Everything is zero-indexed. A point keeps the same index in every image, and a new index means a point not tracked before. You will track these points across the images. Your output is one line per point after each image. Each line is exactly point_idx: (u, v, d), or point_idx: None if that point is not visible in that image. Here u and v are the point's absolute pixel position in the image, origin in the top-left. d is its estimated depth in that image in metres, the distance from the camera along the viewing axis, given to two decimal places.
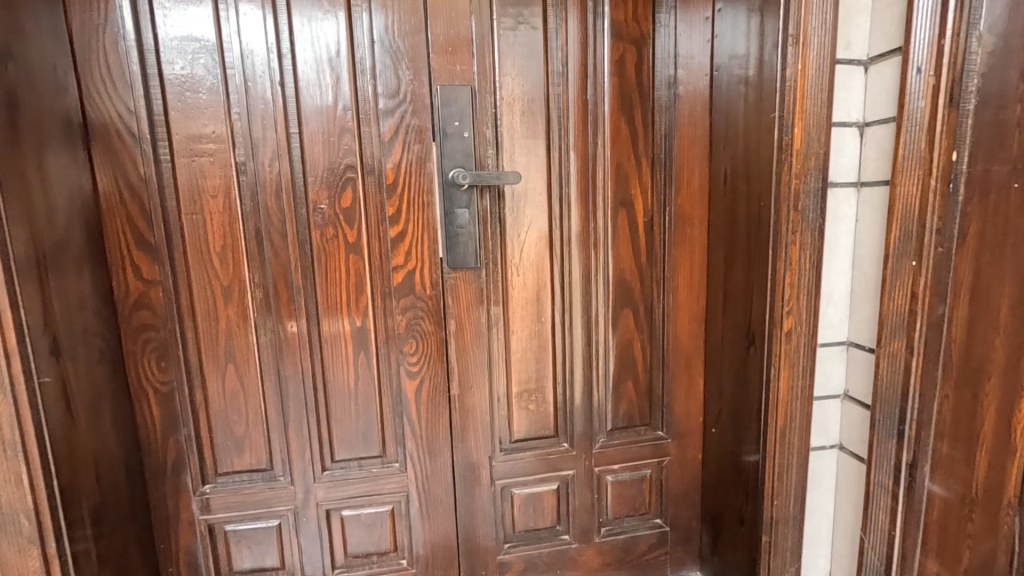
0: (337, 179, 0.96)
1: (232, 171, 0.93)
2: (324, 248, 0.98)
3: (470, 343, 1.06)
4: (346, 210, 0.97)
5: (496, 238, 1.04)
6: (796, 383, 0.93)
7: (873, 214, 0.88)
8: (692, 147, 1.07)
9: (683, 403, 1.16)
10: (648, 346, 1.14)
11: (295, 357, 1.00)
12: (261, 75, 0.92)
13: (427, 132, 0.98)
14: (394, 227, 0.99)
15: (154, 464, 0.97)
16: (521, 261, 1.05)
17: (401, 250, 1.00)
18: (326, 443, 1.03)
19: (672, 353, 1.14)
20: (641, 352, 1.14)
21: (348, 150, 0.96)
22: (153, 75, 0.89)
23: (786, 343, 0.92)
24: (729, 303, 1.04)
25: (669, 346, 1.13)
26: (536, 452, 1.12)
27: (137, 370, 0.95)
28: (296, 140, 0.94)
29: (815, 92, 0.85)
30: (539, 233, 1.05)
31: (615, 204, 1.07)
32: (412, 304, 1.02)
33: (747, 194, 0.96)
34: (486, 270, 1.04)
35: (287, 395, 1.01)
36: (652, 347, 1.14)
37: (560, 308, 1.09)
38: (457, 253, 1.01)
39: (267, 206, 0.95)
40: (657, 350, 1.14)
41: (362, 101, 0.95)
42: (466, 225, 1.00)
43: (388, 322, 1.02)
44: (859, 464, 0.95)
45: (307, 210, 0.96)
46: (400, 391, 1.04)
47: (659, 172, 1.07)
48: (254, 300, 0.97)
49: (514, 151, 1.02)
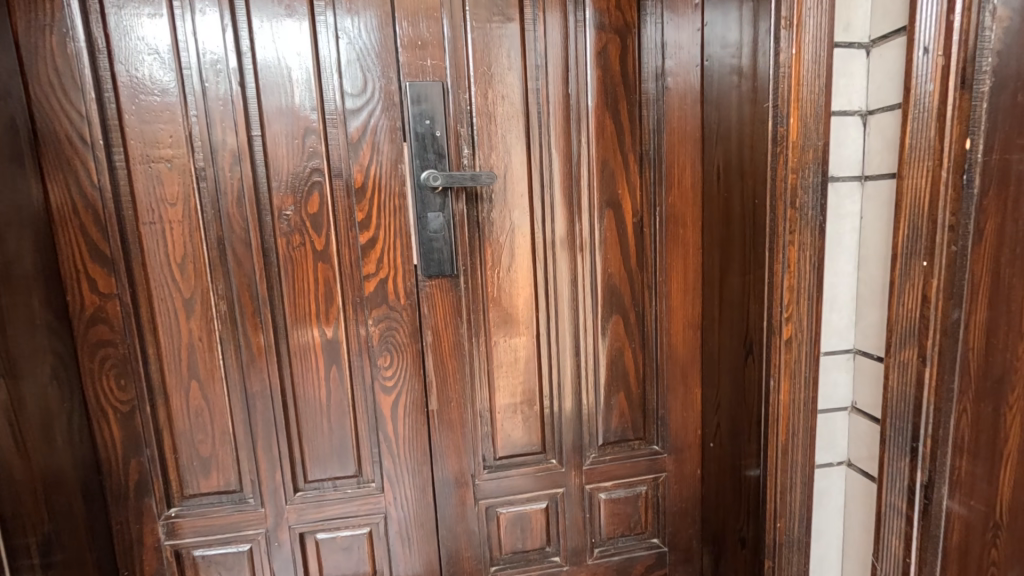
0: (303, 184, 0.91)
1: (191, 177, 0.88)
2: (291, 256, 0.92)
3: (449, 355, 0.99)
4: (313, 216, 0.92)
5: (474, 244, 0.97)
6: (798, 396, 0.86)
7: (879, 210, 0.80)
8: (683, 143, 1.01)
9: (679, 415, 1.09)
10: (639, 355, 1.07)
11: (262, 372, 0.94)
12: (220, 75, 0.87)
13: (398, 131, 0.92)
14: (364, 233, 0.93)
15: (115, 488, 0.92)
16: (503, 267, 0.99)
17: (372, 257, 0.94)
18: (297, 462, 0.98)
19: (665, 361, 1.07)
20: (631, 362, 1.07)
21: (313, 152, 0.91)
22: (105, 77, 0.84)
23: (786, 352, 0.84)
24: (725, 310, 0.98)
25: (662, 354, 1.07)
26: (522, 470, 1.06)
27: (95, 388, 0.89)
28: (258, 143, 0.89)
29: (812, 78, 0.78)
30: (521, 237, 0.99)
31: (602, 206, 1.00)
32: (386, 314, 0.96)
33: (740, 191, 0.89)
34: (464, 277, 0.98)
35: (255, 411, 0.95)
36: (642, 356, 1.07)
37: (545, 317, 1.02)
38: (431, 259, 0.94)
39: (229, 214, 0.90)
40: (648, 358, 1.07)
41: (328, 101, 0.90)
42: (442, 229, 0.94)
43: (361, 334, 0.96)
44: (870, 482, 0.87)
45: (272, 217, 0.91)
46: (375, 407, 0.98)
47: (648, 170, 1.01)
48: (218, 312, 0.92)
49: (492, 150, 0.96)
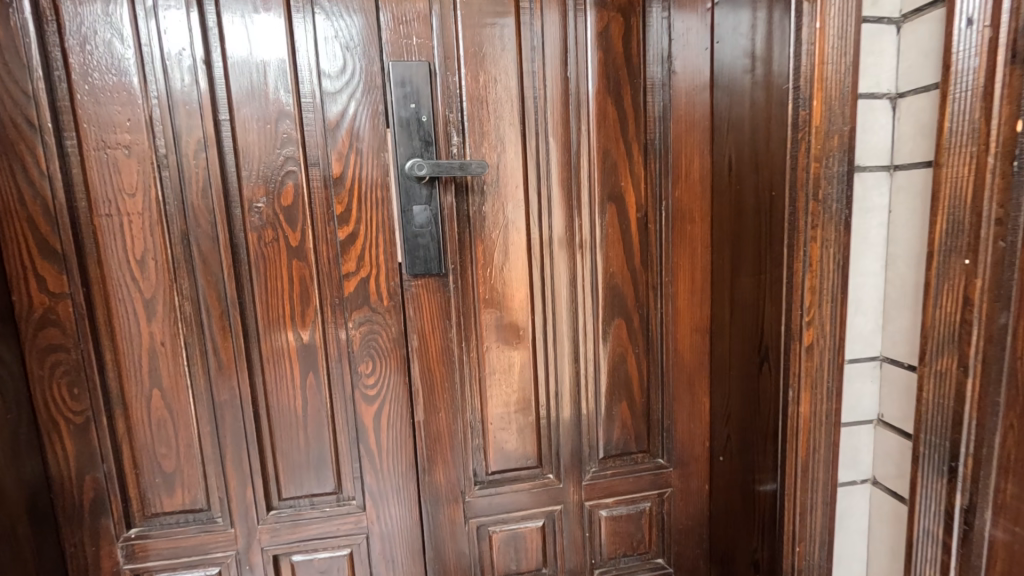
0: (276, 173, 0.83)
1: (152, 166, 0.80)
2: (263, 254, 0.84)
3: (436, 362, 0.91)
4: (287, 209, 0.84)
5: (464, 240, 0.89)
6: (819, 408, 0.78)
7: (912, 202, 0.72)
8: (691, 132, 0.93)
9: (685, 427, 1.01)
10: (642, 361, 0.99)
11: (231, 380, 0.86)
12: (183, 52, 0.79)
13: (380, 117, 0.85)
14: (344, 228, 0.85)
15: (68, 507, 0.84)
16: (496, 266, 0.91)
17: (352, 255, 0.86)
18: (271, 479, 0.90)
19: (670, 368, 0.99)
20: (634, 369, 0.99)
21: (287, 138, 0.83)
22: (55, 54, 0.76)
23: (806, 360, 0.76)
24: (737, 313, 0.90)
25: (667, 360, 0.99)
26: (516, 486, 0.97)
27: (45, 398, 0.81)
28: (226, 129, 0.81)
29: (837, 56, 0.71)
30: (515, 233, 0.91)
31: (603, 200, 0.92)
32: (368, 317, 0.88)
33: (755, 183, 0.82)
34: (453, 277, 0.90)
35: (223, 423, 0.87)
36: (645, 363, 0.99)
37: (541, 320, 0.94)
38: (415, 257, 0.86)
39: (193, 206, 0.81)
40: (651, 365, 0.99)
41: (304, 84, 0.82)
42: (428, 224, 0.85)
43: (340, 338, 0.88)
44: (898, 503, 0.79)
45: (242, 210, 0.83)
46: (356, 418, 0.90)
47: (653, 161, 0.93)
48: (183, 313, 0.84)
49: (484, 138, 0.88)
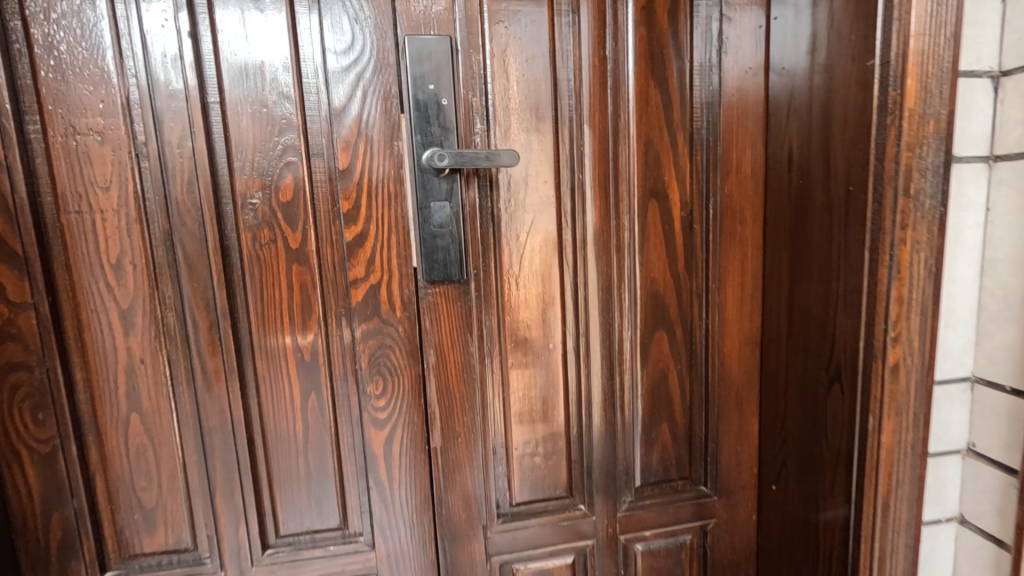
0: (273, 164, 0.72)
1: (129, 155, 0.69)
2: (258, 257, 0.73)
3: (455, 380, 0.80)
4: (286, 206, 0.73)
5: (488, 243, 0.78)
6: (904, 437, 0.67)
7: (1019, 199, 0.62)
8: (743, 120, 0.82)
9: (731, 450, 0.91)
10: (684, 378, 0.88)
11: (221, 402, 0.75)
12: (165, 23, 0.67)
13: (394, 100, 0.74)
14: (351, 229, 0.74)
15: (32, 549, 0.73)
16: (523, 272, 0.80)
17: (361, 259, 0.75)
18: (267, 514, 0.78)
19: (715, 385, 0.89)
20: (676, 386, 0.88)
21: (287, 124, 0.72)
22: (14, 23, 0.65)
23: (891, 382, 0.66)
24: (797, 325, 0.79)
25: (712, 377, 0.88)
26: (544, 518, 0.87)
27: (4, 424, 0.70)
28: (216, 113, 0.70)
29: (935, 26, 0.60)
30: (544, 235, 0.80)
31: (644, 196, 0.82)
32: (378, 329, 0.77)
33: (825, 177, 0.71)
34: (475, 284, 0.79)
35: (213, 451, 0.76)
36: (687, 380, 0.88)
37: (573, 333, 0.83)
38: (434, 261, 0.75)
39: (177, 202, 0.70)
40: (694, 381, 0.89)
41: (305, 61, 0.72)
42: (448, 223, 0.75)
43: (347, 353, 0.77)
44: (994, 546, 0.68)
45: (233, 206, 0.72)
46: (364, 444, 0.79)
47: (699, 152, 0.82)
48: (165, 325, 0.73)
49: (511, 126, 0.77)
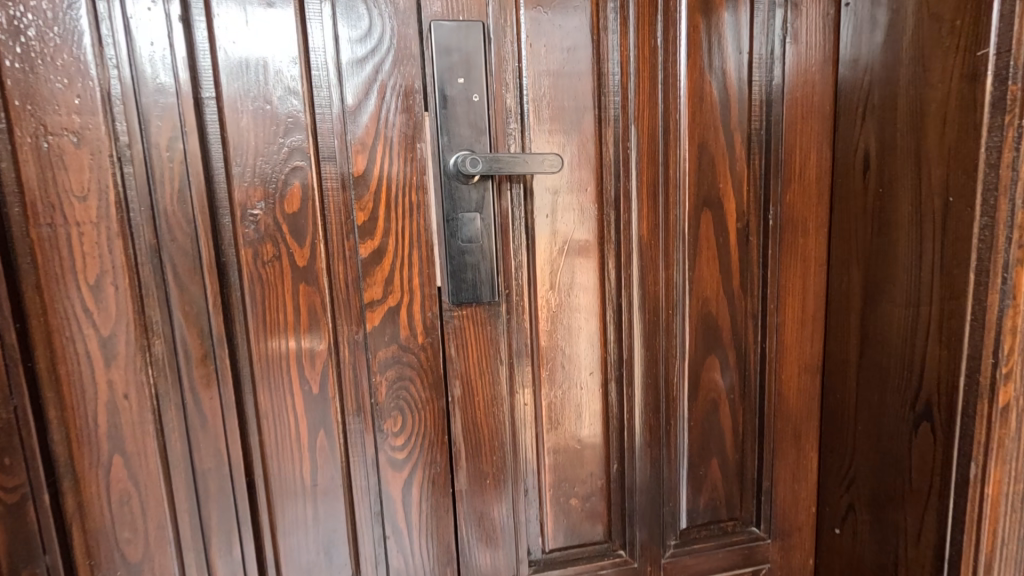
0: (278, 170, 0.62)
1: (110, 159, 0.59)
2: (261, 277, 0.64)
3: (483, 414, 0.71)
4: (292, 218, 0.63)
5: (521, 259, 0.69)
6: (1011, 488, 0.58)
7: None
8: (808, 119, 0.72)
9: (787, 489, 0.81)
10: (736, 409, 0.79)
11: (217, 443, 0.65)
12: (152, 4, 0.57)
13: (416, 97, 0.64)
14: (367, 244, 0.65)
15: None
16: (561, 291, 0.71)
17: (378, 278, 0.66)
18: (270, 568, 0.69)
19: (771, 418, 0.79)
20: (727, 418, 0.79)
21: (294, 124, 0.62)
22: None
23: (1000, 425, 0.57)
24: (872, 353, 0.70)
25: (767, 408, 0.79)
26: (580, 566, 0.77)
27: None
28: (212, 110, 0.61)
29: None
30: (585, 250, 0.71)
31: (696, 206, 0.72)
32: (397, 358, 0.67)
33: (915, 185, 0.62)
34: (506, 306, 0.69)
35: (208, 498, 0.66)
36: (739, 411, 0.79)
37: (616, 360, 0.74)
38: (461, 282, 0.66)
39: (166, 213, 0.60)
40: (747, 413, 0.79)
41: (315, 50, 0.62)
42: (478, 238, 0.66)
43: (361, 385, 0.67)
44: None
45: (232, 218, 0.62)
46: (381, 487, 0.70)
47: (759, 156, 0.73)
48: (153, 355, 0.63)
49: (548, 126, 0.68)
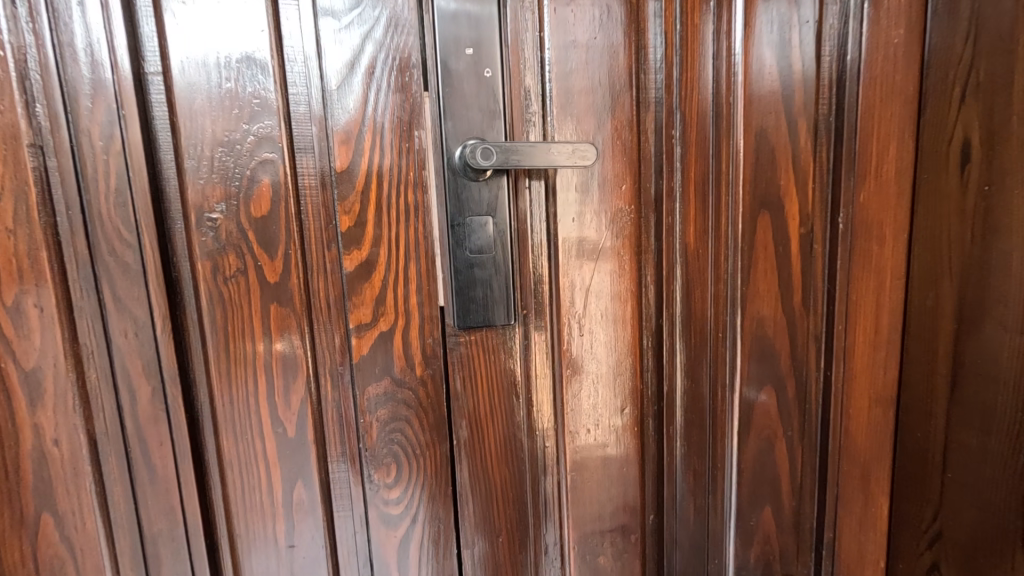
0: (241, 164, 0.50)
1: (28, 149, 0.46)
2: (223, 296, 0.52)
3: (496, 460, 0.59)
4: (261, 224, 0.51)
5: (541, 272, 0.57)
6: None
7: None
8: (887, 82, 0.52)
9: (854, 550, 0.59)
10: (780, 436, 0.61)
11: (171, 498, 0.53)
12: None
13: (414, 73, 0.52)
14: (352, 256, 0.52)
15: None
16: (589, 311, 0.59)
17: (366, 297, 0.53)
18: None
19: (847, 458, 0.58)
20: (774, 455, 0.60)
21: (262, 106, 0.50)
22: None
23: None
24: (972, 397, 0.52)
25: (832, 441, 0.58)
26: None
27: None
28: (158, 89, 0.49)
29: None
30: (617, 260, 0.59)
31: (750, 206, 0.58)
32: (390, 393, 0.55)
33: None
34: (523, 329, 0.57)
35: (160, 565, 0.54)
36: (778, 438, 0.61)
37: (654, 394, 0.63)
38: (470, 301, 0.53)
39: (103, 217, 0.48)
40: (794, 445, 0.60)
41: (287, 13, 0.49)
42: (489, 248, 0.53)
43: (347, 426, 0.55)
44: None
45: (185, 225, 0.50)
46: (371, 548, 0.58)
47: (827, 133, 0.54)
48: (88, 393, 0.51)
49: (576, 113, 0.56)
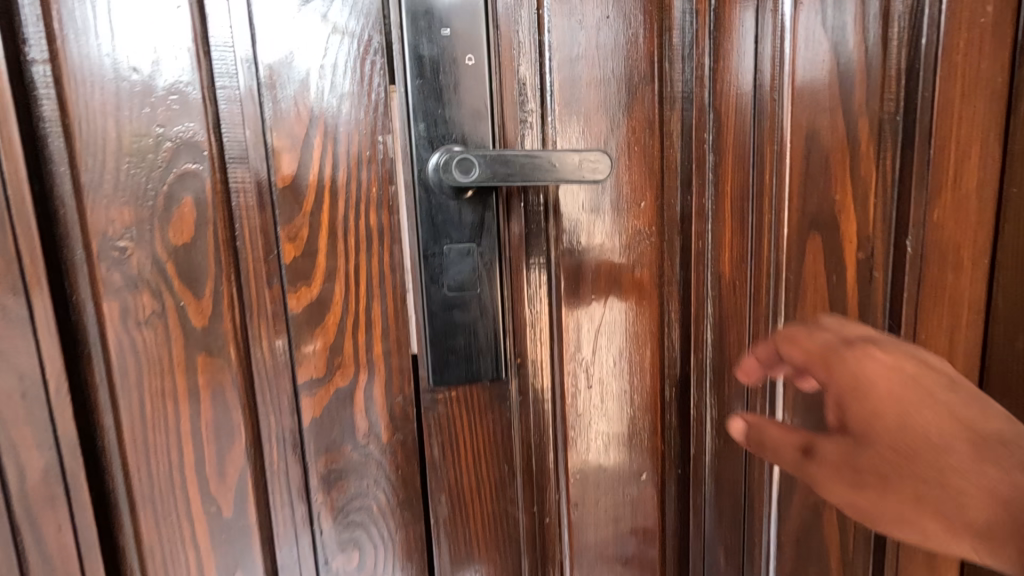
0: (155, 178, 0.39)
1: None
2: (138, 345, 0.41)
3: (484, 540, 0.48)
4: (184, 256, 0.40)
5: (539, 312, 0.45)
6: None
7: None
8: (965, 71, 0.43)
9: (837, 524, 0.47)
10: (834, 360, 0.35)
11: None
12: None
13: (376, 61, 0.41)
14: (300, 295, 0.42)
15: None
16: (599, 358, 0.47)
17: (319, 347, 0.42)
18: None
19: (969, 474, 0.31)
20: (840, 483, 0.34)
21: (178, 104, 0.39)
22: None
23: None
24: None
25: (947, 437, 0.32)
26: None
27: None
28: (44, 82, 0.37)
29: None
30: (633, 294, 0.47)
31: (797, 227, 0.47)
32: (352, 463, 0.44)
33: None
34: (518, 382, 0.46)
35: None
36: (844, 399, 0.34)
37: (678, 456, 0.51)
38: (449, 352, 0.43)
39: None
40: (881, 432, 0.33)
41: None
42: (471, 284, 0.42)
43: (297, 503, 0.44)
44: None
45: (86, 255, 0.39)
46: None
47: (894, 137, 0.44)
48: None
49: (582, 112, 0.44)
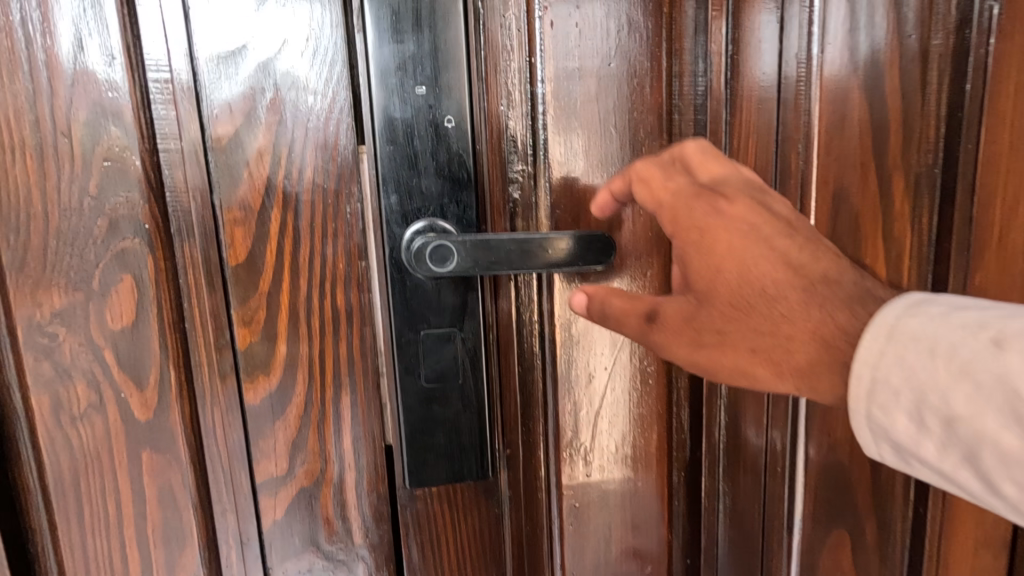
0: (88, 258, 0.34)
1: None
2: (71, 445, 0.36)
3: None
4: (125, 343, 0.35)
5: (532, 398, 0.40)
6: None
7: None
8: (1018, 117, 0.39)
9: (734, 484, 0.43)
10: (681, 207, 0.33)
11: None
12: None
13: (343, 122, 0.36)
14: (259, 384, 0.37)
15: None
16: (600, 445, 0.42)
17: (282, 440, 0.38)
18: None
19: (795, 319, 0.30)
20: (680, 340, 0.33)
21: (114, 173, 0.34)
22: None
23: None
24: None
25: (781, 285, 0.31)
26: None
27: None
28: None
29: None
30: (638, 375, 0.42)
31: None
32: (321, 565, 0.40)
33: None
34: (507, 473, 0.41)
35: None
36: (687, 255, 0.33)
37: (689, 547, 0.45)
38: (427, 449, 0.38)
39: None
40: (721, 288, 0.32)
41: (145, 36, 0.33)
42: (452, 374, 0.38)
43: None
44: None
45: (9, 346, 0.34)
46: None
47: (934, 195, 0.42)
48: None
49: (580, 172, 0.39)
